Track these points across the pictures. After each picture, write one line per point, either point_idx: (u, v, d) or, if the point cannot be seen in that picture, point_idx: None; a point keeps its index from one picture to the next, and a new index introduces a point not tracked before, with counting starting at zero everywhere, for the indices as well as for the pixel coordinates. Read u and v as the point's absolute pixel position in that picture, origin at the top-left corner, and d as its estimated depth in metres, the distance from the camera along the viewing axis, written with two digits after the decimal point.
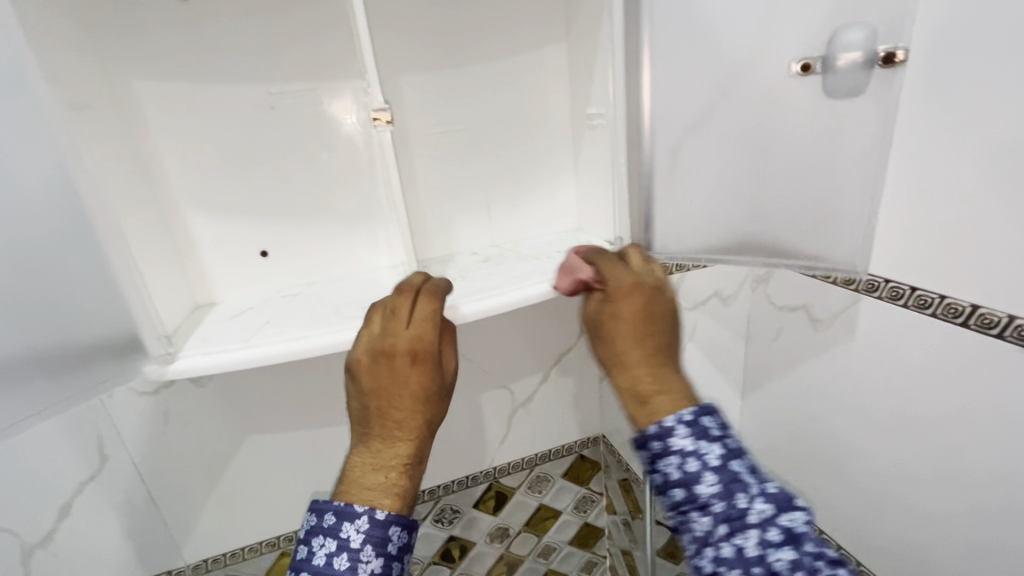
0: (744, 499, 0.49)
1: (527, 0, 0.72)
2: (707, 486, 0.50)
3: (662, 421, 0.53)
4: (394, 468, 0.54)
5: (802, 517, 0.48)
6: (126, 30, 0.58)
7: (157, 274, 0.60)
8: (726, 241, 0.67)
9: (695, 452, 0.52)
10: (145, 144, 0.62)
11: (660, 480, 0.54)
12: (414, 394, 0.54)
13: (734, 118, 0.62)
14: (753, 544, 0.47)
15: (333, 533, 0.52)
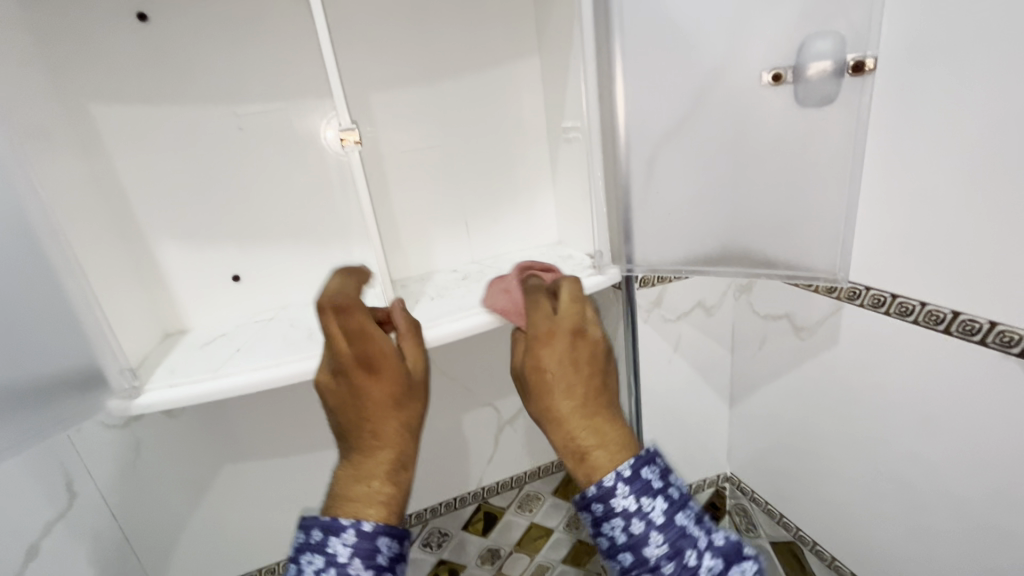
0: (693, 558, 0.46)
1: (498, 16, 0.72)
2: (656, 548, 0.47)
3: (601, 480, 0.48)
4: (379, 477, 0.50)
5: (751, 567, 0.47)
6: (83, 53, 0.56)
7: (119, 306, 0.58)
8: (707, 252, 0.67)
9: (638, 512, 0.48)
10: (106, 170, 0.60)
11: (606, 543, 0.49)
12: (385, 394, 0.50)
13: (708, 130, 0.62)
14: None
15: (319, 549, 0.47)
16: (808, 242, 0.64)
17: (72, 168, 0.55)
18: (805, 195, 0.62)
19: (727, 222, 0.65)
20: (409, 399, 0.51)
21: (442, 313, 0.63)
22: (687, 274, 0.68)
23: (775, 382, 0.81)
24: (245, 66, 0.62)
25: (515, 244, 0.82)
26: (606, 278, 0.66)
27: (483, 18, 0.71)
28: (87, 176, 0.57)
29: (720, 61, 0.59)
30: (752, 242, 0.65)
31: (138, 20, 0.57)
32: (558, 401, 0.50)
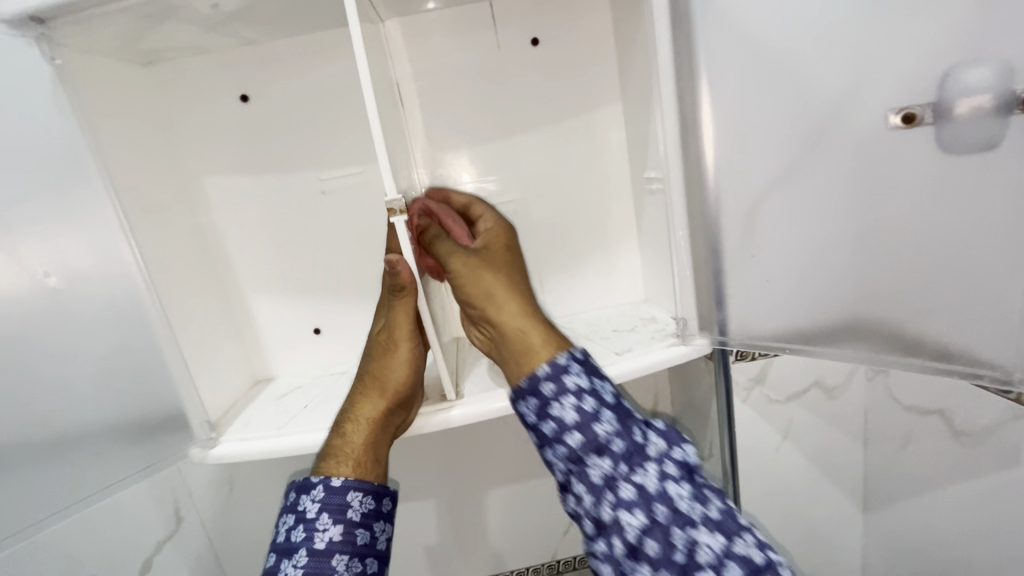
0: (639, 435, 0.51)
1: (577, 64, 0.68)
2: (606, 424, 0.50)
3: (553, 360, 0.52)
4: (347, 425, 0.55)
5: (693, 448, 0.52)
6: (199, 132, 0.64)
7: (213, 356, 0.63)
8: (815, 327, 0.54)
9: (591, 391, 0.51)
10: (214, 232, 0.67)
11: (551, 426, 0.51)
12: (384, 346, 0.56)
13: (819, 185, 0.51)
14: (653, 479, 0.49)
15: (293, 508, 0.55)
16: (963, 323, 0.48)
17: (182, 232, 0.62)
18: (958, 264, 0.47)
19: (843, 295, 0.53)
20: (397, 360, 0.56)
21: (497, 381, 0.60)
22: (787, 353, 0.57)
23: (924, 496, 0.62)
24: (329, 134, 0.66)
25: (594, 302, 0.75)
26: (691, 352, 0.58)
27: (559, 69, 0.68)
28: (196, 238, 0.65)
29: (834, 99, 0.49)
30: (881, 321, 0.51)
31: (240, 100, 0.64)
32: (497, 285, 0.55)
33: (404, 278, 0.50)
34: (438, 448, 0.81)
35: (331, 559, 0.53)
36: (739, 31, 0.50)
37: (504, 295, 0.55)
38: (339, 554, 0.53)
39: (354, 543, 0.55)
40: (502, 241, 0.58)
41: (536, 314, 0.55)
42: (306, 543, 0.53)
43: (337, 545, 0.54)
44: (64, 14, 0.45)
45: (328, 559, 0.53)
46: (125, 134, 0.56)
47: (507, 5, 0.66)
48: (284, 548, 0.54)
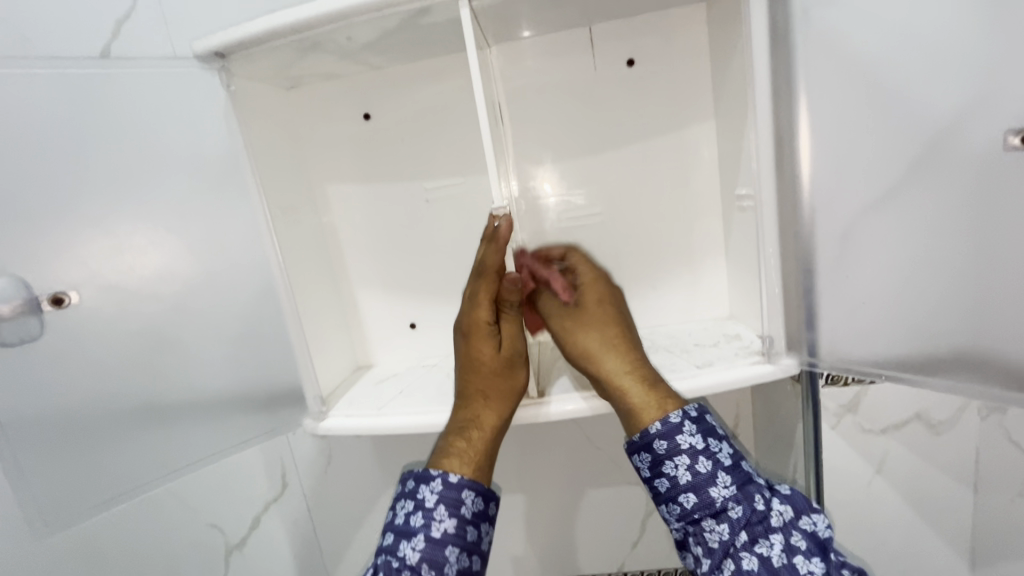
0: (761, 501, 0.53)
1: (672, 83, 0.70)
2: (723, 488, 0.53)
3: (668, 416, 0.55)
4: (472, 432, 0.59)
5: (823, 522, 0.53)
6: (326, 145, 0.74)
7: (327, 342, 0.72)
8: (918, 355, 0.52)
9: (705, 451, 0.55)
10: (333, 233, 0.77)
11: (665, 484, 0.55)
12: (505, 361, 0.60)
13: (926, 207, 0.50)
14: (777, 551, 0.51)
15: (411, 495, 0.59)
16: None
17: (308, 233, 0.72)
18: None
19: (952, 323, 0.50)
20: (515, 377, 0.60)
21: (581, 384, 0.63)
22: (885, 380, 0.54)
23: None
24: (436, 148, 0.73)
25: (677, 317, 0.76)
26: (777, 371, 0.58)
27: (651, 88, 0.71)
28: (320, 239, 0.74)
29: (949, 120, 0.47)
30: (996, 356, 0.48)
31: (363, 118, 0.73)
32: (596, 341, 0.60)
33: (512, 287, 0.59)
34: (514, 446, 0.85)
35: (444, 550, 0.56)
36: (844, 51, 0.50)
37: (605, 354, 0.59)
38: (452, 546, 0.56)
39: (465, 539, 0.57)
40: (596, 292, 0.64)
41: (637, 364, 0.58)
42: (424, 530, 0.56)
43: (450, 537, 0.56)
44: (237, 52, 0.56)
45: (442, 549, 0.56)
46: (272, 148, 0.66)
47: (605, 28, 0.70)
48: (402, 530, 0.57)
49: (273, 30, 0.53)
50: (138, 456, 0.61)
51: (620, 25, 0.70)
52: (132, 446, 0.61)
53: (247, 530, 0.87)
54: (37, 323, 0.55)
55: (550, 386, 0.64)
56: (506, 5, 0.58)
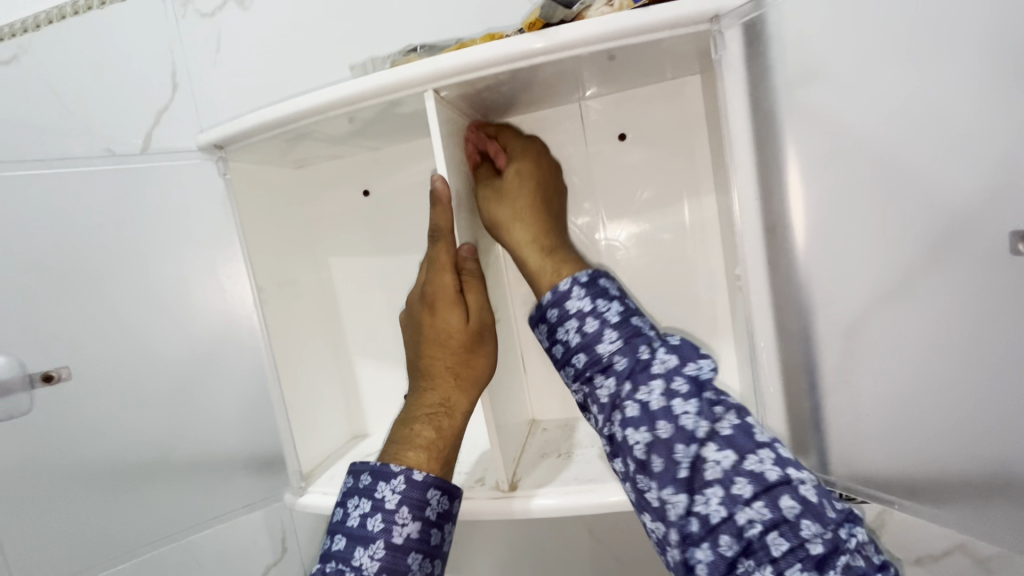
0: (646, 351, 0.49)
1: (666, 159, 0.68)
2: (609, 343, 0.50)
3: (557, 287, 0.54)
4: (444, 419, 0.54)
5: (707, 364, 0.49)
6: (329, 220, 0.77)
7: (321, 412, 0.73)
8: (935, 479, 0.45)
9: (594, 312, 0.52)
10: (335, 303, 0.79)
11: (561, 349, 0.53)
12: (472, 339, 0.55)
13: (940, 312, 0.44)
14: (657, 395, 0.47)
15: (369, 494, 0.53)
16: None
17: (309, 304, 0.75)
18: None
19: (973, 446, 0.44)
20: (483, 352, 0.55)
21: (557, 478, 0.59)
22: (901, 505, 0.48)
23: None
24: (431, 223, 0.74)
25: None
26: None
27: (649, 165, 0.69)
28: (321, 308, 0.77)
29: (956, 220, 0.43)
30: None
31: (363, 194, 0.76)
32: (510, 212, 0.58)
33: (468, 257, 0.54)
34: (514, 529, 0.80)
35: (407, 556, 0.52)
36: (832, 133, 0.46)
37: (513, 230, 0.58)
38: (415, 552, 0.52)
39: (428, 543, 0.53)
40: (527, 178, 0.60)
41: (544, 235, 0.58)
42: (384, 535, 0.52)
43: (413, 542, 0.52)
44: (234, 142, 0.59)
45: (404, 556, 0.52)
46: (274, 225, 0.70)
47: (597, 105, 0.69)
48: (358, 535, 0.52)
49: (260, 124, 0.56)
50: (151, 517, 0.71)
51: (612, 102, 0.69)
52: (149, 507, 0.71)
53: None
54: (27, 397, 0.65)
55: (525, 477, 0.60)
56: (486, 93, 0.59)
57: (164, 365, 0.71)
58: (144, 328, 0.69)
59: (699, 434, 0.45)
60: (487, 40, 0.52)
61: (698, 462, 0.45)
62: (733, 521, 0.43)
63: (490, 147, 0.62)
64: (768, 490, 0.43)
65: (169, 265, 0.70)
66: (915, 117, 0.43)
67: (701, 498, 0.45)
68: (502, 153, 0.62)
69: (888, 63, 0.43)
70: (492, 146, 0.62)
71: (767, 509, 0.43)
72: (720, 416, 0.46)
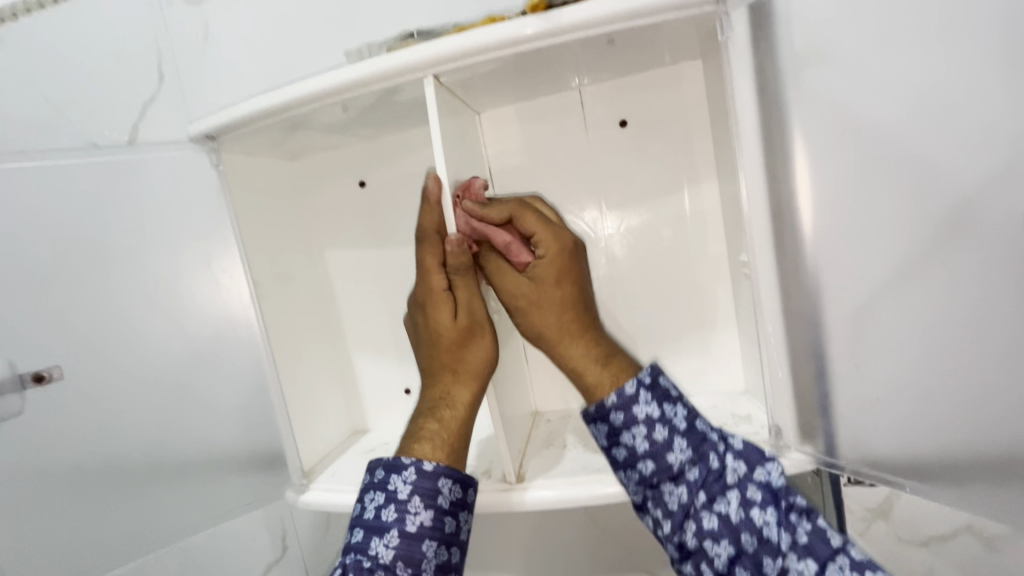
0: (716, 459, 0.49)
1: (668, 146, 0.68)
2: (679, 452, 0.49)
3: (622, 388, 0.51)
4: (445, 412, 0.54)
5: (775, 468, 0.48)
6: (325, 213, 0.75)
7: (321, 407, 0.72)
8: (945, 459, 0.46)
9: (662, 418, 0.51)
10: (333, 298, 0.77)
11: (623, 454, 0.51)
12: (464, 332, 0.54)
13: (951, 292, 0.44)
14: (734, 508, 0.47)
15: (382, 486, 0.52)
16: None
17: (307, 299, 0.73)
18: None
19: (983, 426, 0.44)
20: (477, 345, 0.54)
21: (563, 469, 0.59)
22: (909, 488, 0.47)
23: None
24: None
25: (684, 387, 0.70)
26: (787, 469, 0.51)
27: (651, 153, 0.68)
28: (319, 303, 0.76)
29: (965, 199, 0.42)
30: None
31: (359, 185, 0.74)
32: (556, 324, 0.54)
33: (458, 250, 0.52)
34: (520, 520, 0.80)
35: (422, 545, 0.50)
36: (839, 113, 0.45)
37: (569, 343, 0.54)
38: (429, 539, 0.51)
39: (442, 531, 0.52)
40: (556, 264, 0.54)
41: (584, 333, 0.55)
42: (397, 524, 0.50)
43: (428, 530, 0.51)
44: (227, 133, 0.58)
45: (419, 544, 0.50)
46: (269, 217, 0.68)
47: (596, 91, 0.68)
48: (372, 526, 0.51)
49: (254, 115, 0.54)
50: (154, 514, 0.70)
51: (612, 89, 0.68)
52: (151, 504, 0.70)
53: None
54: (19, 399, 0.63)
55: (531, 469, 0.60)
56: (486, 79, 0.57)
57: (157, 365, 0.69)
58: (139, 327, 0.68)
59: (781, 546, 0.46)
60: (487, 22, 0.51)
61: (782, 573, 0.45)
62: None
63: (502, 240, 0.53)
64: None
65: (162, 262, 0.68)
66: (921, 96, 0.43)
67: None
68: (518, 244, 0.54)
69: (898, 43, 0.43)
70: (504, 237, 0.54)
71: None
72: (796, 524, 0.46)
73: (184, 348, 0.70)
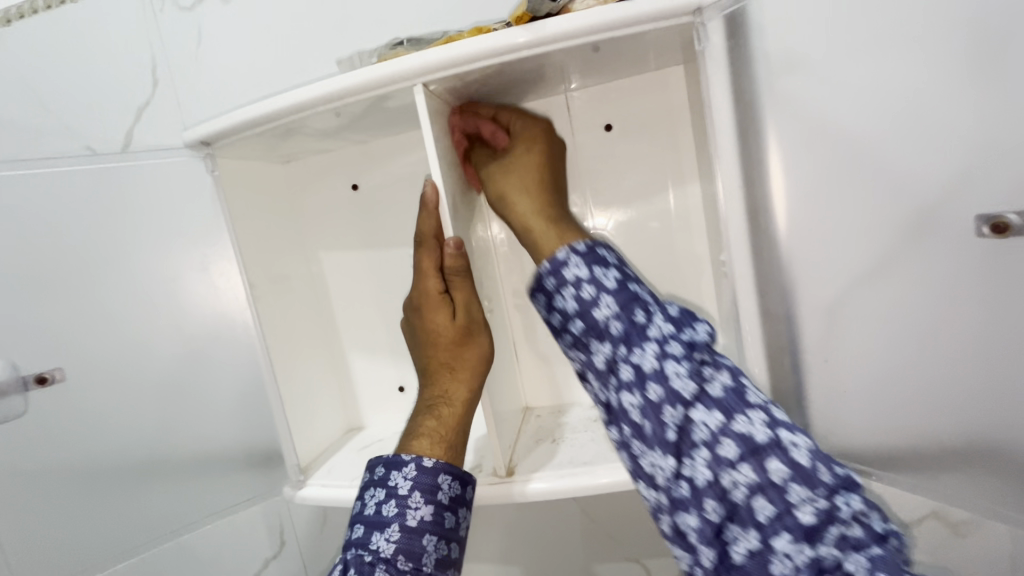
0: (641, 316, 0.50)
1: (652, 148, 0.70)
2: (605, 308, 0.50)
3: (556, 255, 0.53)
4: (442, 410, 0.56)
5: (703, 330, 0.50)
6: (319, 215, 0.77)
7: (316, 404, 0.74)
8: (914, 451, 0.48)
9: (591, 279, 0.52)
10: (328, 297, 0.79)
11: (559, 318, 0.54)
12: (461, 333, 0.56)
13: (916, 292, 0.46)
14: (651, 359, 0.48)
15: (383, 483, 0.55)
16: None
17: (302, 300, 0.75)
18: None
19: (948, 419, 0.47)
20: (475, 345, 0.56)
21: (552, 462, 0.61)
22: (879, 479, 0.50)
23: None
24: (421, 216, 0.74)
25: None
26: None
27: (636, 155, 0.70)
28: (314, 303, 0.77)
29: (927, 205, 0.45)
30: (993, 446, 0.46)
31: (352, 188, 0.76)
32: (516, 183, 0.58)
33: (455, 253, 0.54)
34: (513, 512, 0.82)
35: (422, 538, 0.53)
36: (810, 121, 0.47)
37: (520, 196, 0.57)
38: (429, 534, 0.53)
39: (442, 526, 0.54)
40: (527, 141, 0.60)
41: (544, 203, 0.57)
42: (398, 519, 0.53)
43: (427, 525, 0.53)
44: (222, 138, 0.59)
45: (419, 538, 0.53)
46: (263, 220, 0.70)
47: (583, 96, 0.70)
48: (374, 521, 0.53)
49: (248, 122, 0.56)
50: (155, 510, 0.71)
51: (597, 94, 0.70)
52: (152, 502, 0.71)
53: None
54: (22, 398, 0.64)
55: (521, 463, 0.62)
56: (475, 86, 0.59)
57: (154, 366, 0.70)
58: (136, 328, 0.69)
59: (691, 398, 0.47)
60: (474, 33, 0.52)
61: (687, 424, 0.47)
62: (719, 483, 0.45)
63: (488, 129, 0.61)
64: (758, 453, 0.45)
65: (160, 265, 0.70)
66: (885, 106, 0.45)
67: (689, 459, 0.47)
68: (501, 133, 0.61)
69: (864, 55, 0.45)
70: (489, 127, 0.61)
71: (755, 472, 0.45)
72: (711, 379, 0.48)
73: (181, 349, 0.71)
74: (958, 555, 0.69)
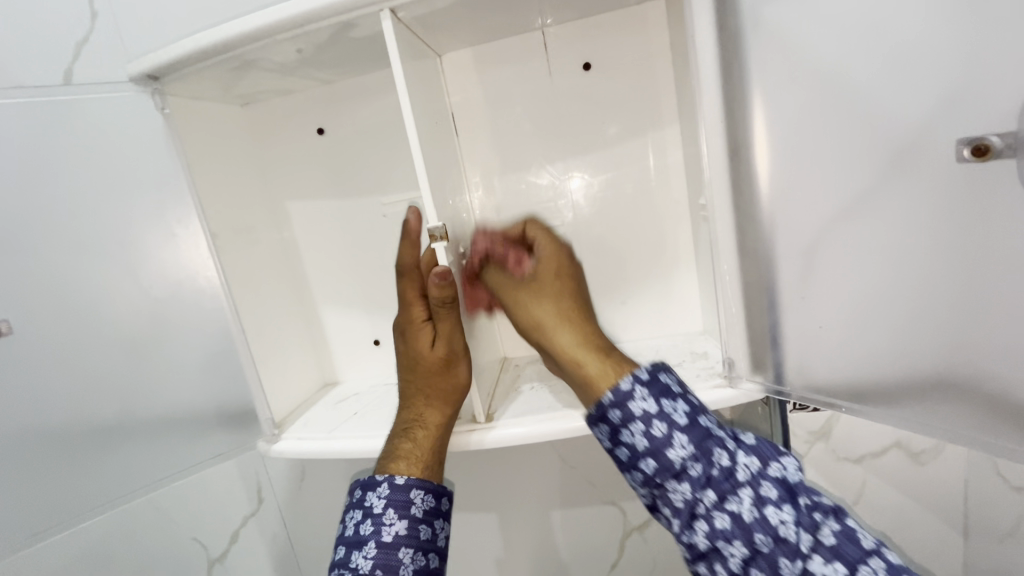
0: (725, 458, 0.47)
1: (631, 88, 0.67)
2: (680, 449, 0.47)
3: (618, 386, 0.50)
4: (418, 432, 0.56)
5: (792, 465, 0.48)
6: (283, 161, 0.73)
7: (288, 358, 0.72)
8: (883, 380, 0.49)
9: (659, 413, 0.48)
10: (296, 249, 0.76)
11: (625, 452, 0.49)
12: (441, 359, 0.55)
13: (892, 221, 0.46)
14: (748, 506, 0.45)
15: (360, 503, 0.55)
16: None
17: (269, 250, 0.72)
18: None
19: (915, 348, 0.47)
20: (455, 374, 0.55)
21: (530, 407, 0.61)
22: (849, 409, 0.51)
23: None
24: (392, 160, 0.71)
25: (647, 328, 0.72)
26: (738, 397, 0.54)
27: (614, 97, 0.68)
28: (282, 255, 0.74)
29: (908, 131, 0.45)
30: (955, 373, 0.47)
31: (316, 132, 0.72)
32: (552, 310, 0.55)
33: (441, 285, 0.51)
34: (492, 461, 0.83)
35: (398, 552, 0.52)
36: (792, 49, 0.46)
37: (559, 328, 0.54)
38: (405, 547, 0.53)
39: (418, 538, 0.54)
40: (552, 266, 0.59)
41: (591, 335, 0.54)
42: (374, 536, 0.53)
43: (403, 539, 0.53)
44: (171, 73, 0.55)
45: (395, 551, 0.52)
46: (223, 164, 0.66)
47: (560, 32, 0.67)
48: (353, 541, 0.53)
49: (197, 52, 0.52)
50: (108, 477, 0.68)
51: (575, 30, 0.67)
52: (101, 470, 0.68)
53: (221, 550, 0.84)
54: None
55: (498, 409, 0.62)
56: (445, 16, 0.56)
57: (111, 321, 0.67)
58: (91, 282, 0.66)
59: (802, 546, 0.44)
60: None
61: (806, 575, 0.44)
62: None
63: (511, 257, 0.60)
64: None
65: (111, 215, 0.65)
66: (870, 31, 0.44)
67: None
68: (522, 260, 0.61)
69: None
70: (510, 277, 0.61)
71: None
72: (820, 523, 0.45)
73: (142, 302, 0.68)
74: (913, 480, 0.74)
